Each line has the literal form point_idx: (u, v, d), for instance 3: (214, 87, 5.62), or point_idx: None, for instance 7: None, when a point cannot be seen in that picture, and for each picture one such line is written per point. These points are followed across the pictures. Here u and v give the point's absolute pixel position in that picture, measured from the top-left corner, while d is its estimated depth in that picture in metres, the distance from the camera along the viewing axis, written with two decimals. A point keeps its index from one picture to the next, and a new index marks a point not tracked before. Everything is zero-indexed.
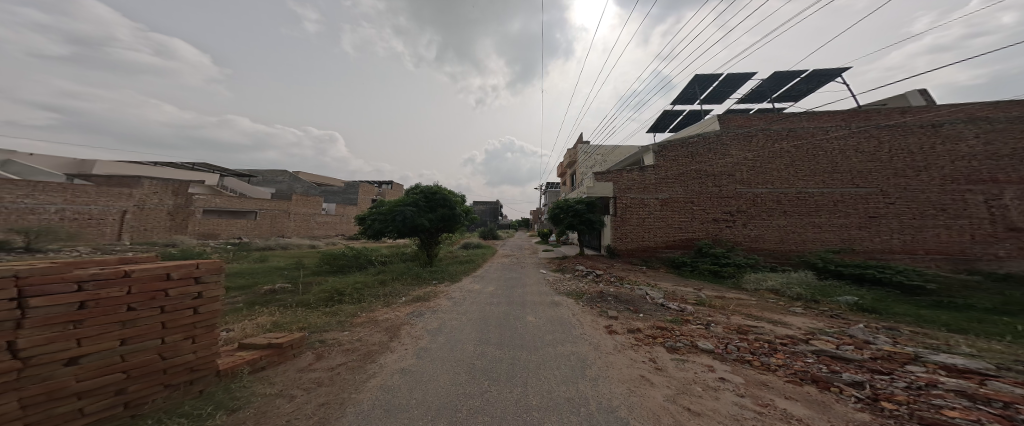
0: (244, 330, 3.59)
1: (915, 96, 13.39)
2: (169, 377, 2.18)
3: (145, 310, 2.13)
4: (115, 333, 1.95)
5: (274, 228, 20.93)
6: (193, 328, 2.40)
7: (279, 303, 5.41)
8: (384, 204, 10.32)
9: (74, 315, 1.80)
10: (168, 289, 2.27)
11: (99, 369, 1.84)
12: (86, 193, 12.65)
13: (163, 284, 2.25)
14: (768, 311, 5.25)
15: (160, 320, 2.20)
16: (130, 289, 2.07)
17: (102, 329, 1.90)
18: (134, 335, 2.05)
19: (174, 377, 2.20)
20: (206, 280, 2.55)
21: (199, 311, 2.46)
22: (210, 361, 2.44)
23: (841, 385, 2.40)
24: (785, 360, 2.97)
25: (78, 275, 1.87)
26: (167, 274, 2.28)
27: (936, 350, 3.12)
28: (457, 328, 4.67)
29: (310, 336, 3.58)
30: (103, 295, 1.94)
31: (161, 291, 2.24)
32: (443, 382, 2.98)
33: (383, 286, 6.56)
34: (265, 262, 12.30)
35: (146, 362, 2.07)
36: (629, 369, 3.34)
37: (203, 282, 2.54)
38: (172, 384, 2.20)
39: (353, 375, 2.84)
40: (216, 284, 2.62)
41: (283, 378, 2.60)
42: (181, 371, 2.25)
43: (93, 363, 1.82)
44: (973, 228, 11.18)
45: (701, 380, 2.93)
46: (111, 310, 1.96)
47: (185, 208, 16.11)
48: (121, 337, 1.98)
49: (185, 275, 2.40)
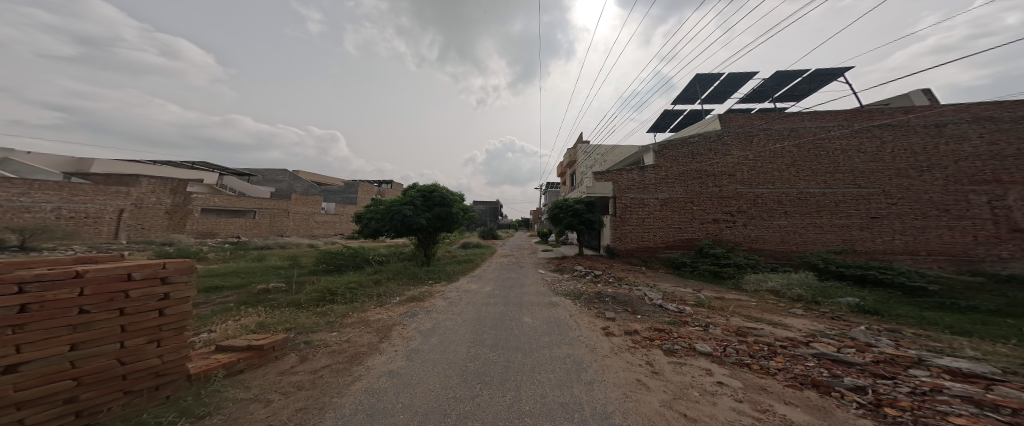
0: (225, 331, 3.50)
1: (918, 95, 13.27)
2: (130, 382, 2.12)
3: (101, 313, 2.05)
4: (64, 337, 1.87)
5: (274, 227, 20.83)
6: (158, 330, 2.32)
7: (270, 303, 5.34)
8: (381, 203, 10.25)
9: (14, 319, 1.71)
10: (129, 290, 2.19)
11: (44, 377, 1.76)
12: (83, 191, 12.60)
13: (124, 285, 2.17)
14: (769, 312, 5.17)
15: (119, 323, 2.12)
16: (82, 291, 1.98)
17: (48, 334, 1.82)
18: (88, 339, 1.97)
19: (135, 383, 2.14)
20: (174, 280, 2.46)
21: (165, 313, 2.38)
22: (178, 365, 2.37)
23: (842, 390, 2.30)
24: (785, 364, 2.87)
25: (19, 276, 1.79)
26: (128, 275, 2.20)
27: (941, 354, 3.02)
28: (452, 329, 4.60)
29: (296, 337, 3.49)
30: (49, 297, 1.85)
31: (122, 292, 2.16)
32: (433, 386, 2.91)
33: (378, 286, 6.49)
34: (262, 261, 12.26)
35: (101, 368, 1.99)
36: (625, 373, 3.25)
37: (172, 283, 2.45)
38: (134, 390, 2.14)
39: (336, 378, 2.77)
40: (186, 285, 2.53)
41: (262, 382, 2.52)
42: (144, 376, 2.19)
43: (37, 370, 1.74)
44: (976, 229, 11.07)
45: (699, 385, 2.85)
46: (60, 313, 1.88)
47: (183, 207, 16.04)
48: (71, 342, 1.90)
49: (151, 275, 2.32)
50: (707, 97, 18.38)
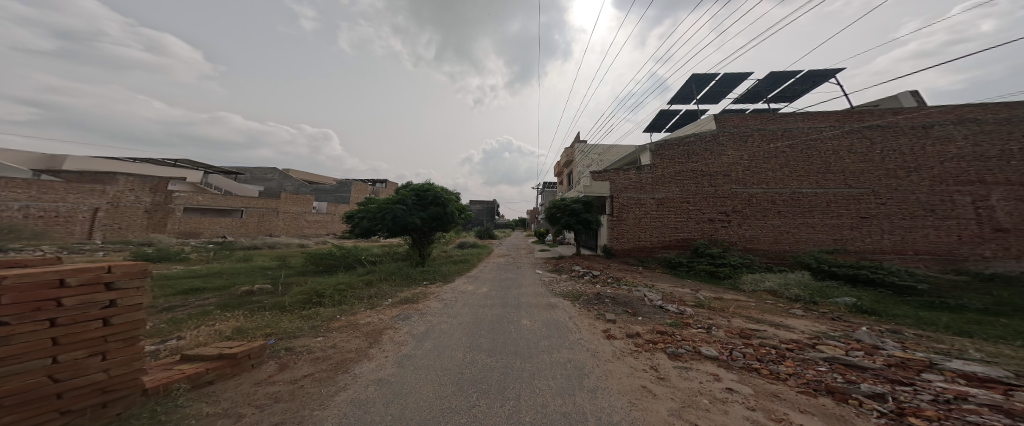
0: (196, 337, 3.07)
1: (906, 97, 13.59)
2: (68, 401, 1.79)
3: (29, 325, 1.70)
4: None
5: (261, 227, 19.99)
6: (102, 342, 2.01)
7: (253, 306, 5.04)
8: (373, 202, 9.94)
9: None
10: (62, 297, 1.86)
11: None
12: (54, 189, 11.96)
13: (56, 292, 1.85)
14: (769, 313, 5.11)
15: (51, 335, 1.78)
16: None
17: None
18: (11, 356, 1.61)
19: (75, 401, 1.82)
20: (121, 286, 2.15)
21: (111, 323, 2.08)
22: (130, 379, 2.07)
23: (860, 398, 2.19)
24: (795, 368, 2.76)
25: None
26: (61, 281, 1.89)
27: (949, 356, 2.96)
28: (447, 333, 4.40)
29: (276, 343, 3.23)
30: None
31: (53, 300, 1.83)
32: (426, 395, 2.71)
33: (369, 287, 6.24)
34: (251, 262, 11.82)
35: (30, 387, 1.65)
36: (628, 380, 3.11)
37: (118, 289, 2.14)
38: (74, 410, 1.81)
39: (319, 388, 2.55)
40: (136, 291, 2.24)
41: (234, 395, 2.30)
42: (88, 394, 1.88)
43: None
44: (960, 229, 11.36)
45: (707, 391, 2.72)
46: None
47: (165, 206, 15.38)
48: None
49: (91, 281, 2.00)
50: (702, 98, 18.57)
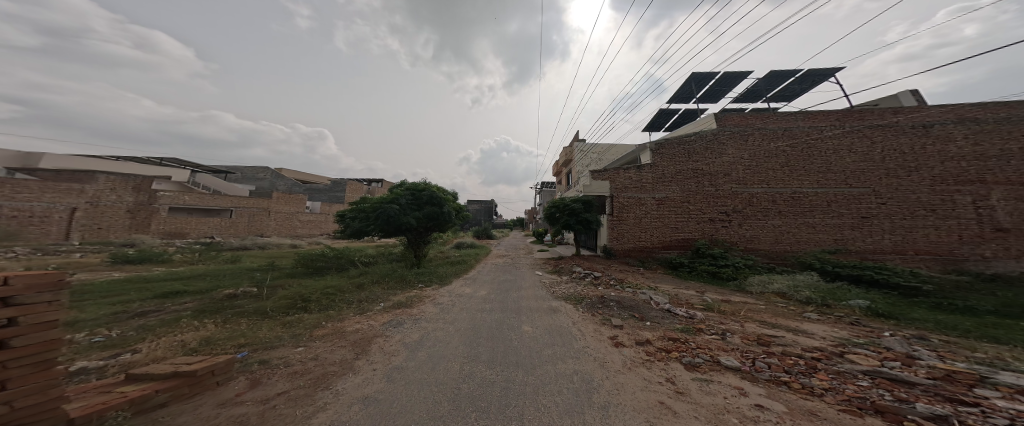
0: (155, 351, 2.59)
1: (906, 96, 13.59)
2: None
3: None
4: None
5: (252, 227, 19.28)
6: (5, 368, 1.64)
7: (231, 311, 4.65)
8: (365, 201, 9.54)
9: None
10: None
11: None
12: (29, 188, 11.42)
13: None
14: (782, 317, 4.87)
15: None
16: None
17: None
18: None
19: None
20: (26, 302, 1.78)
21: (15, 345, 1.70)
22: (44, 410, 1.69)
23: (917, 421, 1.91)
24: (831, 383, 2.48)
25: None
26: None
27: (994, 368, 2.69)
28: (443, 342, 4.06)
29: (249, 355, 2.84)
30: None
31: None
32: (417, 415, 2.37)
33: (361, 290, 5.87)
34: (239, 263, 11.35)
35: None
36: (643, 394, 2.80)
37: (19, 305, 1.76)
38: None
39: (293, 409, 2.19)
40: (45, 307, 1.88)
41: (191, 421, 1.87)
42: None
43: None
44: (961, 229, 11.31)
45: (735, 408, 2.42)
46: None
47: (148, 206, 14.78)
48: None
49: None
50: (702, 97, 18.48)
